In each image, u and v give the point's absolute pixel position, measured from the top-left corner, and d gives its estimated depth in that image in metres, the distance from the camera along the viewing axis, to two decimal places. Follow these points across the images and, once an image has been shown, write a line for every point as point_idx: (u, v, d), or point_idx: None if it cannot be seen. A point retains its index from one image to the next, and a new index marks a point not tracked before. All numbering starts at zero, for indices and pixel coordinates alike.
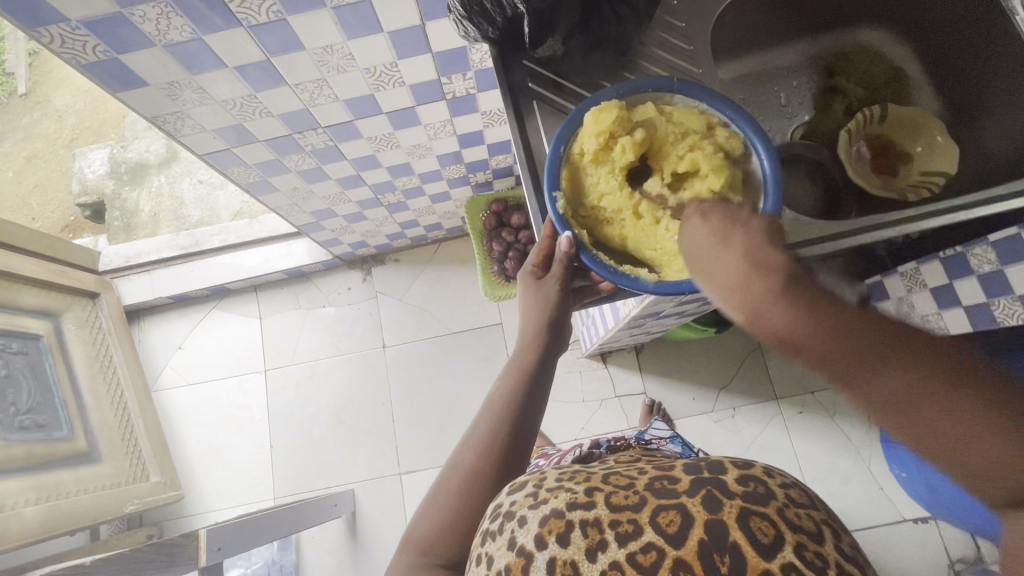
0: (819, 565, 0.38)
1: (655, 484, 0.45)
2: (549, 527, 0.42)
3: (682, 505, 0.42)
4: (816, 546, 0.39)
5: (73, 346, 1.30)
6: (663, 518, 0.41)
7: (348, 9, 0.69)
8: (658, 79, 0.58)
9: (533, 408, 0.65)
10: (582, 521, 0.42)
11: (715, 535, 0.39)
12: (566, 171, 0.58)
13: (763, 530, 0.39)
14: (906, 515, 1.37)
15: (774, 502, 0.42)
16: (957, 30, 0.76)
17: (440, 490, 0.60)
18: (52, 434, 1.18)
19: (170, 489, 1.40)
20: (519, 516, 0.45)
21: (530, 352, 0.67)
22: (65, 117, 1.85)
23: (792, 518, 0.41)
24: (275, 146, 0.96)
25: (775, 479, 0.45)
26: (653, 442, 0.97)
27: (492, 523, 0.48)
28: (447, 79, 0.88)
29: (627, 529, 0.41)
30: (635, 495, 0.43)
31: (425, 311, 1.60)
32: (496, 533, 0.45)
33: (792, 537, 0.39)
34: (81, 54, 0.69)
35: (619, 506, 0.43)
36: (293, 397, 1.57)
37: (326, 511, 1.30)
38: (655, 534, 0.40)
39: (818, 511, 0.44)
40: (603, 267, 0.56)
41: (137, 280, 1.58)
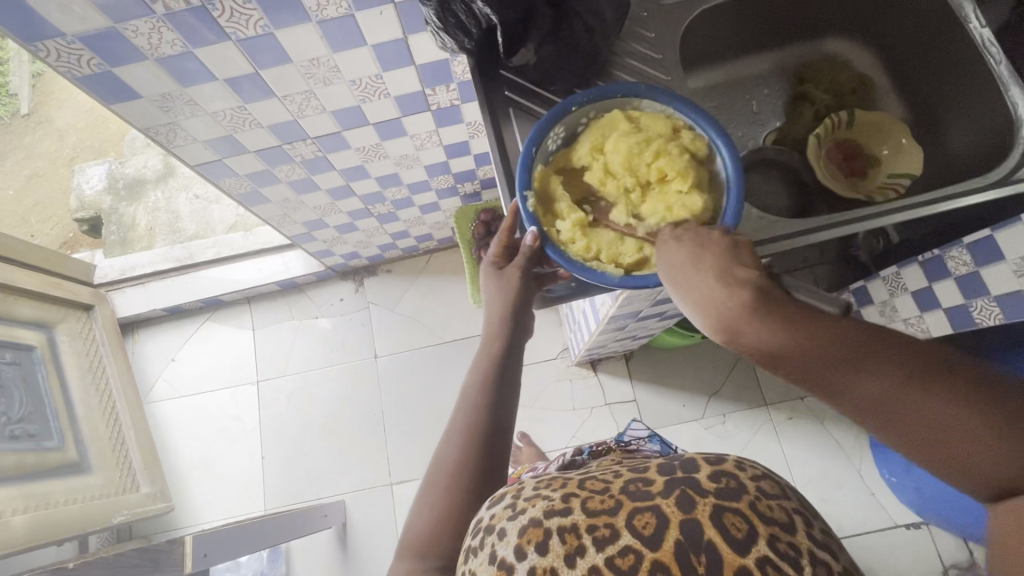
0: (793, 556, 0.38)
1: (628, 484, 0.44)
2: (528, 537, 0.42)
3: (656, 507, 0.41)
4: (789, 537, 0.39)
5: (66, 357, 1.31)
6: (639, 521, 0.41)
7: (333, 23, 0.73)
8: (626, 87, 0.61)
9: (507, 394, 0.67)
10: (559, 528, 0.41)
11: (692, 536, 0.39)
12: (539, 173, 0.61)
13: (737, 525, 0.39)
14: (897, 521, 1.36)
15: (747, 497, 0.42)
16: (919, 41, 0.80)
17: (428, 492, 0.60)
18: (44, 444, 1.19)
19: (160, 501, 1.40)
20: (497, 530, 0.44)
21: (497, 343, 0.69)
22: (67, 136, 1.89)
23: (764, 510, 0.41)
24: (266, 156, 0.99)
25: (746, 471, 0.45)
26: (633, 443, 0.98)
27: (473, 540, 0.47)
28: (431, 90, 0.91)
29: (604, 534, 0.40)
30: (610, 497, 0.43)
31: (417, 321, 1.62)
32: (476, 549, 0.45)
33: (766, 530, 0.39)
34: (77, 67, 0.71)
35: (594, 511, 0.42)
36: (285, 408, 1.57)
37: (317, 521, 1.30)
38: (632, 537, 0.40)
39: (791, 501, 0.43)
40: (569, 261, 0.58)
41: (131, 293, 1.60)
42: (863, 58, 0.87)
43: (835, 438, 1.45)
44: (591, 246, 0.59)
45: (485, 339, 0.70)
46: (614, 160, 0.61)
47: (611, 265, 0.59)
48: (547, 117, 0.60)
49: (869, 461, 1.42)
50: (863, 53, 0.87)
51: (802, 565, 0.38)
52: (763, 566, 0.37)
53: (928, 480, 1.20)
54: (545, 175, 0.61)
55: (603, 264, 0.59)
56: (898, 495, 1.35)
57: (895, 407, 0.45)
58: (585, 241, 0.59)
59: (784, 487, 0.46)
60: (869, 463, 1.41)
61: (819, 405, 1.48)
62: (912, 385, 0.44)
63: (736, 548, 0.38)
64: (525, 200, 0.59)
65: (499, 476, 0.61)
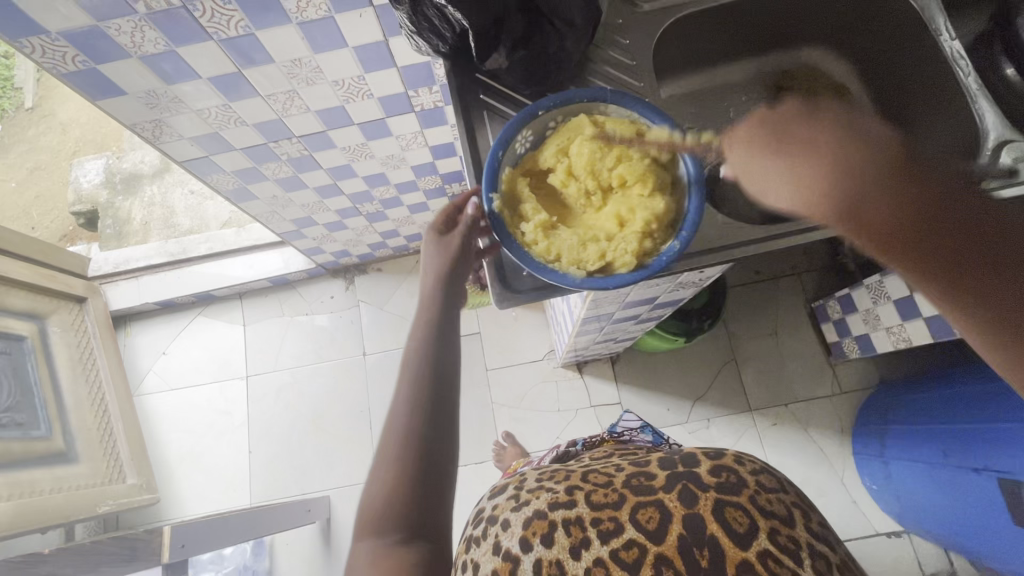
0: (789, 543, 0.54)
1: (632, 481, 0.62)
2: (534, 529, 0.58)
3: (660, 503, 0.58)
4: (788, 529, 0.56)
5: (57, 348, 1.33)
6: (643, 517, 0.57)
7: (313, 25, 0.74)
8: (592, 91, 0.62)
9: (446, 361, 0.68)
10: (565, 522, 0.58)
11: (691, 526, 0.55)
12: (506, 174, 0.62)
13: (738, 520, 0.55)
14: (879, 529, 1.37)
15: (746, 492, 0.58)
16: (892, 51, 0.83)
17: (381, 463, 0.61)
18: (31, 433, 1.21)
19: (145, 492, 1.42)
20: (503, 522, 0.62)
21: (437, 304, 0.70)
22: (69, 129, 1.91)
23: (764, 504, 0.57)
24: (252, 154, 1.00)
25: (744, 467, 0.63)
26: (625, 433, 1.00)
27: (475, 530, 0.66)
28: (414, 92, 0.92)
29: (609, 527, 0.57)
30: (614, 494, 0.60)
31: (406, 319, 1.63)
32: (481, 539, 0.63)
33: (765, 522, 0.55)
34: (61, 64, 0.73)
35: (599, 506, 0.59)
36: (273, 403, 1.59)
37: (299, 516, 1.31)
38: (637, 531, 0.56)
39: (786, 495, 0.60)
40: (530, 262, 0.59)
41: (125, 287, 1.62)
42: (839, 65, 0.87)
43: (819, 445, 1.45)
44: (552, 248, 0.60)
45: (420, 301, 0.71)
46: (579, 162, 0.62)
47: (572, 264, 0.59)
48: (517, 119, 0.61)
49: (852, 469, 1.42)
50: (838, 61, 0.87)
51: (797, 549, 0.54)
52: (763, 556, 0.53)
53: (908, 488, 1.20)
54: (512, 175, 0.62)
55: (564, 266, 0.59)
56: (880, 503, 1.35)
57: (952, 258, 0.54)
58: (548, 241, 0.60)
59: (782, 482, 0.63)
60: (852, 470, 1.42)
61: (804, 411, 1.48)
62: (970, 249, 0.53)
63: (736, 537, 0.54)
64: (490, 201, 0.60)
65: (448, 433, 0.64)
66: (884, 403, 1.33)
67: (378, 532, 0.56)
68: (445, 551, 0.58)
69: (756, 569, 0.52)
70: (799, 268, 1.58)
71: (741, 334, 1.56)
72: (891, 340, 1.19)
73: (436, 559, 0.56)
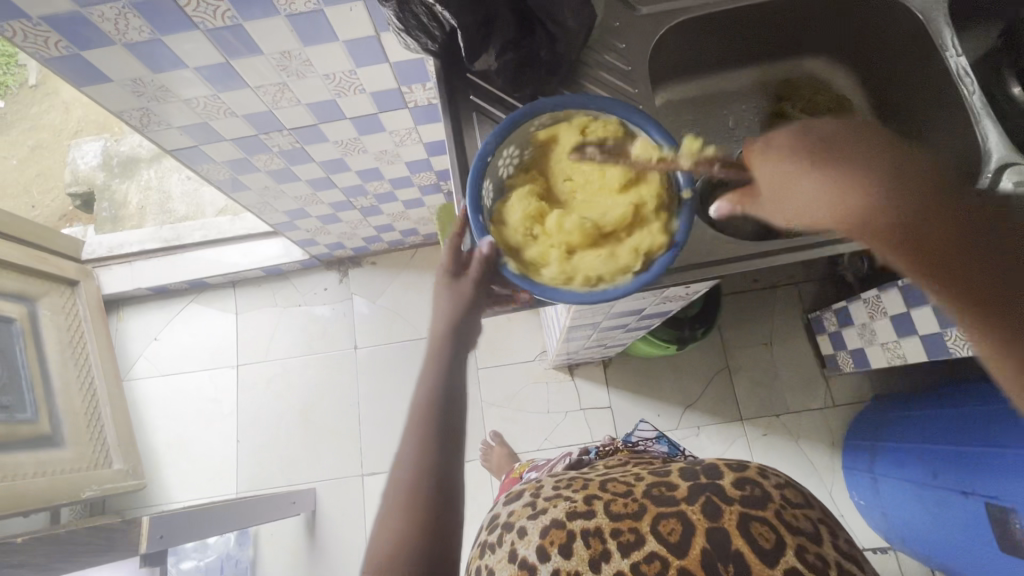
0: (815, 560, 0.54)
1: (654, 491, 0.62)
2: (551, 538, 0.60)
3: (682, 515, 0.58)
4: (814, 545, 0.56)
5: (47, 331, 1.33)
6: (666, 529, 0.58)
7: (303, 18, 0.72)
8: (522, 110, 0.61)
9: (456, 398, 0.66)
10: (585, 532, 0.59)
11: (713, 541, 0.56)
12: (494, 232, 0.60)
13: (763, 535, 0.55)
14: (865, 545, 1.35)
15: (769, 505, 0.58)
16: (899, 62, 0.80)
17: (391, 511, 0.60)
18: (16, 416, 1.21)
19: (131, 478, 1.42)
20: (520, 531, 0.63)
21: (451, 343, 0.66)
22: (71, 109, 1.90)
23: (787, 517, 0.58)
24: (243, 145, 0.99)
25: (768, 480, 0.62)
26: (640, 444, 0.99)
27: (490, 536, 0.67)
28: (408, 88, 0.90)
29: (630, 538, 0.58)
30: (634, 503, 0.61)
31: (398, 314, 1.62)
32: (496, 548, 0.64)
33: (792, 540, 0.55)
34: (43, 49, 0.72)
35: (619, 516, 0.60)
36: (263, 393, 1.58)
37: (283, 508, 1.31)
38: (659, 543, 0.57)
39: (811, 508, 0.61)
40: (576, 297, 0.57)
41: (118, 271, 1.61)
42: (842, 78, 0.88)
43: (809, 458, 1.44)
44: (586, 275, 0.59)
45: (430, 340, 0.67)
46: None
47: (619, 276, 0.59)
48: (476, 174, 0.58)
49: (841, 482, 1.41)
50: (841, 73, 0.88)
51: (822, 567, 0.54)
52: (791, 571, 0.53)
53: (894, 506, 1.19)
54: (500, 231, 0.60)
55: (611, 279, 0.58)
56: (866, 518, 1.34)
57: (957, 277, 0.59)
58: (571, 269, 0.59)
59: (803, 494, 0.64)
60: (841, 484, 1.41)
61: (795, 422, 1.47)
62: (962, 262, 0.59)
63: (762, 552, 0.54)
64: (504, 268, 0.58)
65: (457, 474, 0.63)
66: (876, 418, 1.32)
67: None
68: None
69: None
70: (797, 277, 1.56)
71: (735, 342, 1.55)
72: (886, 355, 1.18)
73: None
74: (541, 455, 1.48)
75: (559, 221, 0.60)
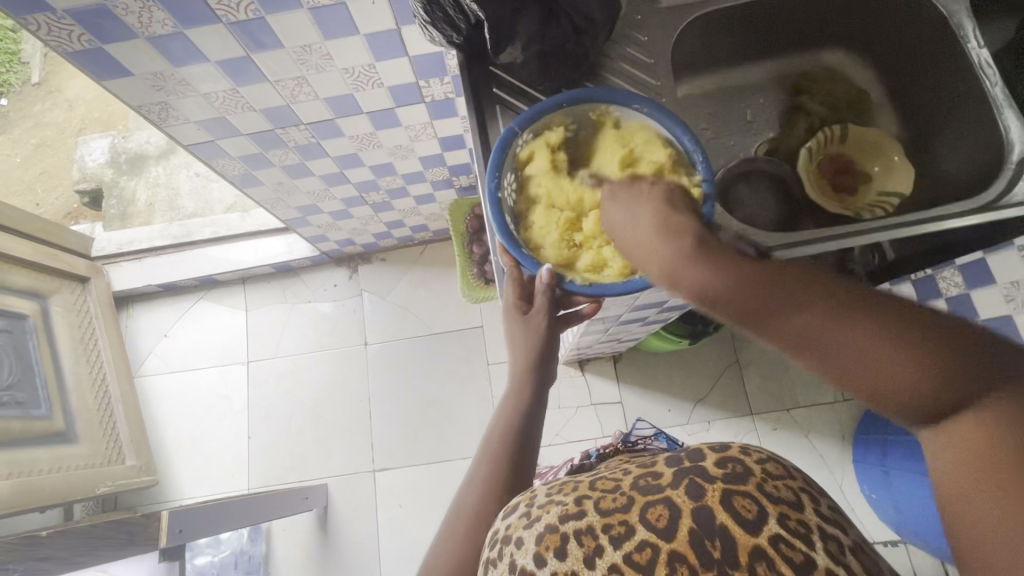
0: (802, 531, 0.44)
1: (640, 481, 0.51)
2: (546, 543, 0.47)
3: (668, 499, 0.47)
4: (798, 514, 0.45)
5: (59, 327, 1.33)
6: (653, 515, 0.46)
7: (325, 11, 0.73)
8: (502, 139, 0.60)
9: (528, 428, 0.72)
10: (576, 531, 0.47)
11: (704, 521, 0.44)
12: (539, 259, 0.61)
13: (746, 507, 0.45)
14: (876, 538, 1.36)
15: (753, 480, 0.47)
16: (919, 55, 0.80)
17: (458, 515, 0.65)
18: (30, 412, 1.21)
19: (144, 474, 1.42)
20: (516, 540, 0.49)
21: (530, 375, 0.74)
22: (76, 106, 1.90)
23: (771, 490, 0.46)
24: (258, 140, 0.99)
25: (752, 455, 0.51)
26: (640, 442, 0.99)
27: (492, 552, 0.52)
28: (425, 83, 0.91)
29: (621, 531, 0.46)
30: (622, 496, 0.49)
31: (408, 311, 1.62)
32: (497, 560, 0.49)
33: (774, 509, 0.45)
34: (67, 43, 0.72)
35: (608, 510, 0.48)
36: (273, 390, 1.59)
37: (296, 504, 1.32)
38: (648, 531, 0.45)
39: (795, 481, 0.49)
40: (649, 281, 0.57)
41: (127, 267, 1.61)
42: (859, 71, 0.88)
43: (820, 452, 1.45)
44: None
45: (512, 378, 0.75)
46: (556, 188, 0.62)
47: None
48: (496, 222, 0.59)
49: (851, 476, 1.42)
50: (859, 66, 0.88)
51: (811, 538, 0.43)
52: (775, 542, 0.42)
53: (906, 499, 1.20)
54: (540, 255, 0.61)
55: None
56: (877, 512, 1.35)
57: (827, 337, 0.45)
58: None
59: (787, 466, 0.52)
60: (851, 478, 1.41)
61: (806, 416, 1.48)
62: (824, 323, 0.45)
63: (750, 526, 0.44)
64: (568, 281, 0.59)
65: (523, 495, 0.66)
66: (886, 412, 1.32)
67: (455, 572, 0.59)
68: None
69: (770, 558, 0.42)
70: None
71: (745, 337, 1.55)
72: None
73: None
74: (552, 450, 1.49)
75: (595, 224, 0.62)
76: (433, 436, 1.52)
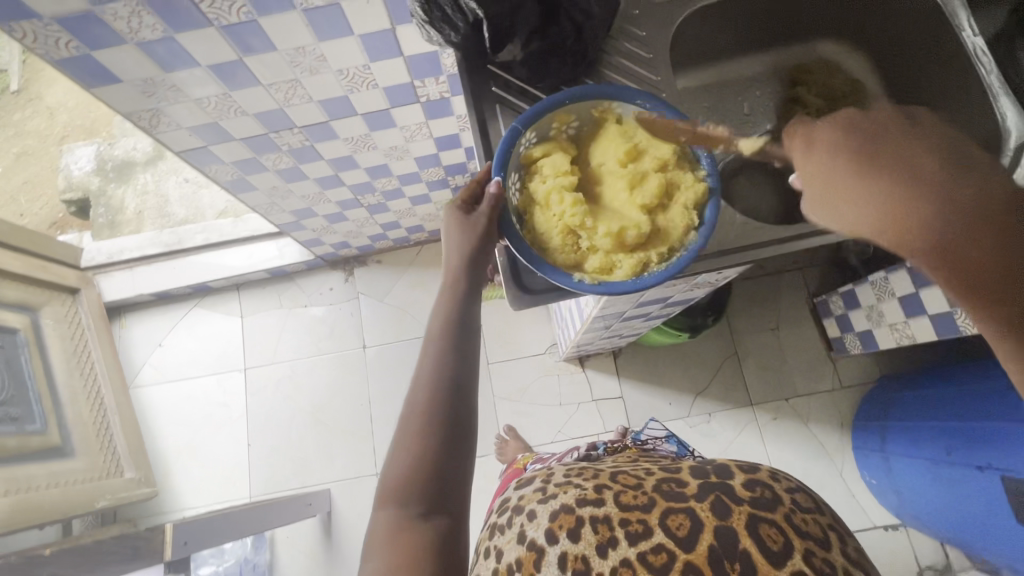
0: (825, 568, 0.52)
1: (663, 486, 0.60)
2: (561, 522, 0.58)
3: (690, 510, 0.56)
4: (823, 552, 0.53)
5: (51, 340, 1.30)
6: (674, 522, 0.55)
7: (319, 12, 0.71)
8: (509, 138, 0.60)
9: (468, 337, 0.64)
10: (592, 518, 0.57)
11: (722, 538, 0.53)
12: (548, 259, 0.60)
13: (772, 537, 0.53)
14: (876, 522, 1.38)
15: (781, 509, 0.56)
16: (912, 45, 0.82)
17: (398, 443, 0.57)
18: (25, 427, 1.19)
19: (143, 486, 1.40)
20: (529, 512, 0.62)
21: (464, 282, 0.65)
22: (58, 113, 1.86)
23: (799, 523, 0.55)
24: (253, 144, 0.97)
25: (780, 484, 0.60)
26: (649, 442, 0.97)
27: (501, 516, 0.66)
28: (420, 82, 0.90)
29: (638, 528, 0.55)
30: (644, 496, 0.58)
31: (406, 312, 1.61)
32: (506, 526, 0.63)
33: (799, 542, 0.53)
34: (54, 50, 0.70)
35: (628, 506, 0.58)
36: (273, 395, 1.57)
37: (300, 510, 1.31)
38: (665, 536, 0.54)
39: (823, 516, 0.58)
40: (660, 276, 0.58)
41: (119, 277, 1.59)
42: (855, 62, 0.89)
43: (819, 440, 1.46)
44: (650, 256, 0.60)
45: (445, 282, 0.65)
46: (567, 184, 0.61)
47: (687, 238, 0.60)
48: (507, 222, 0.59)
49: (851, 462, 1.43)
50: (853, 57, 0.89)
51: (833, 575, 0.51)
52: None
53: (906, 485, 1.22)
54: (548, 255, 0.60)
55: (675, 246, 0.60)
56: (879, 498, 1.36)
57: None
58: (640, 256, 0.60)
59: (817, 501, 0.61)
60: (851, 464, 1.43)
61: (805, 405, 1.49)
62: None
63: (769, 554, 0.52)
64: (570, 277, 0.58)
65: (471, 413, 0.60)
66: (884, 399, 1.34)
67: (401, 505, 0.53)
68: (463, 532, 0.54)
69: None
70: (802, 262, 1.57)
71: (743, 328, 1.56)
72: (893, 336, 1.19)
73: (457, 535, 0.53)
74: (555, 447, 1.49)
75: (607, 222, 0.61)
76: None
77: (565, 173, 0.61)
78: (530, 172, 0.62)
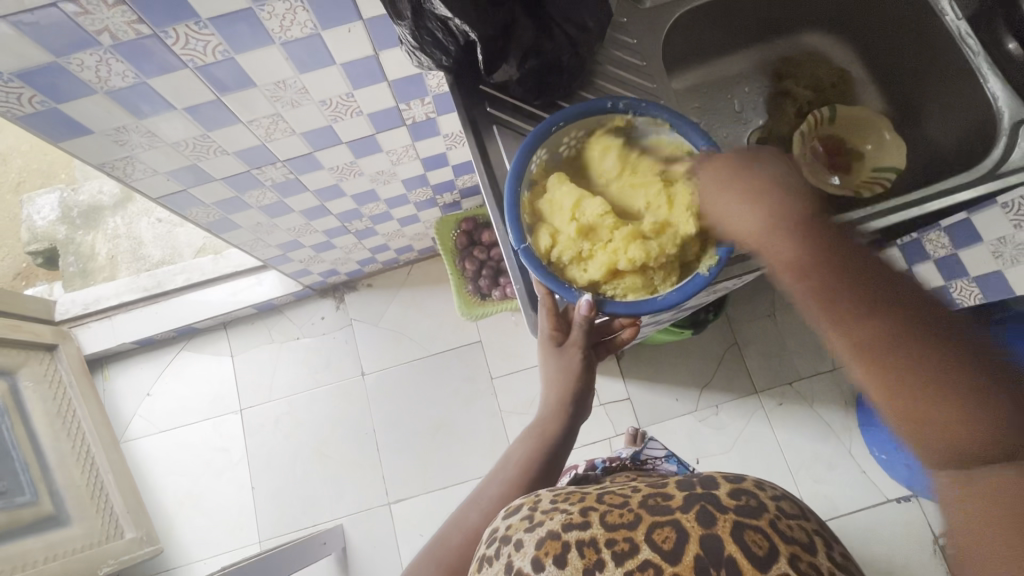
0: None
1: (649, 501, 0.49)
2: (546, 549, 0.45)
3: (676, 521, 0.45)
4: (809, 556, 0.43)
5: (31, 403, 1.22)
6: (658, 536, 0.44)
7: (298, 44, 0.68)
8: (531, 264, 0.59)
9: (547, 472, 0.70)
10: (578, 541, 0.45)
11: (712, 550, 0.43)
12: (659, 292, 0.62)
13: (758, 543, 0.43)
14: (889, 496, 1.39)
15: (768, 515, 0.45)
16: (893, 31, 0.84)
17: (455, 536, 0.65)
18: (15, 500, 1.11)
19: (147, 545, 1.35)
20: (514, 541, 0.48)
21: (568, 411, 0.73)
22: (12, 160, 1.78)
23: (784, 529, 0.44)
24: (233, 183, 0.93)
25: (766, 491, 0.49)
26: (648, 462, 0.96)
27: (487, 549, 0.50)
28: (406, 105, 0.87)
29: (624, 547, 0.44)
30: (630, 513, 0.47)
31: (402, 334, 1.57)
32: (492, 558, 0.48)
33: (786, 548, 0.43)
34: (17, 106, 0.66)
35: (614, 525, 0.46)
36: (271, 434, 1.52)
37: (314, 551, 1.27)
38: (652, 552, 0.43)
39: (809, 522, 0.47)
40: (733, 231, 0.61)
41: (97, 328, 1.51)
42: (838, 53, 0.91)
43: (826, 422, 1.47)
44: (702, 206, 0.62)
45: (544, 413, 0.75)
46: (597, 249, 0.61)
47: None
48: (619, 308, 0.59)
49: (859, 439, 1.44)
50: (839, 47, 0.91)
51: None
52: None
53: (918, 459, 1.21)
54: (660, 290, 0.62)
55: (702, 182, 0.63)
56: (889, 473, 1.38)
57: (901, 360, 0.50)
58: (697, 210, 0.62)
59: (804, 507, 0.50)
60: (858, 441, 1.44)
61: (808, 387, 1.50)
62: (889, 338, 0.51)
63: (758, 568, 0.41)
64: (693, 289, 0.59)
65: None
66: None
67: None
68: None
69: None
70: None
71: (742, 318, 1.57)
72: None
73: None
74: None
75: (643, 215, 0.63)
76: (445, 459, 1.48)
77: (581, 246, 0.61)
78: (562, 270, 0.62)
